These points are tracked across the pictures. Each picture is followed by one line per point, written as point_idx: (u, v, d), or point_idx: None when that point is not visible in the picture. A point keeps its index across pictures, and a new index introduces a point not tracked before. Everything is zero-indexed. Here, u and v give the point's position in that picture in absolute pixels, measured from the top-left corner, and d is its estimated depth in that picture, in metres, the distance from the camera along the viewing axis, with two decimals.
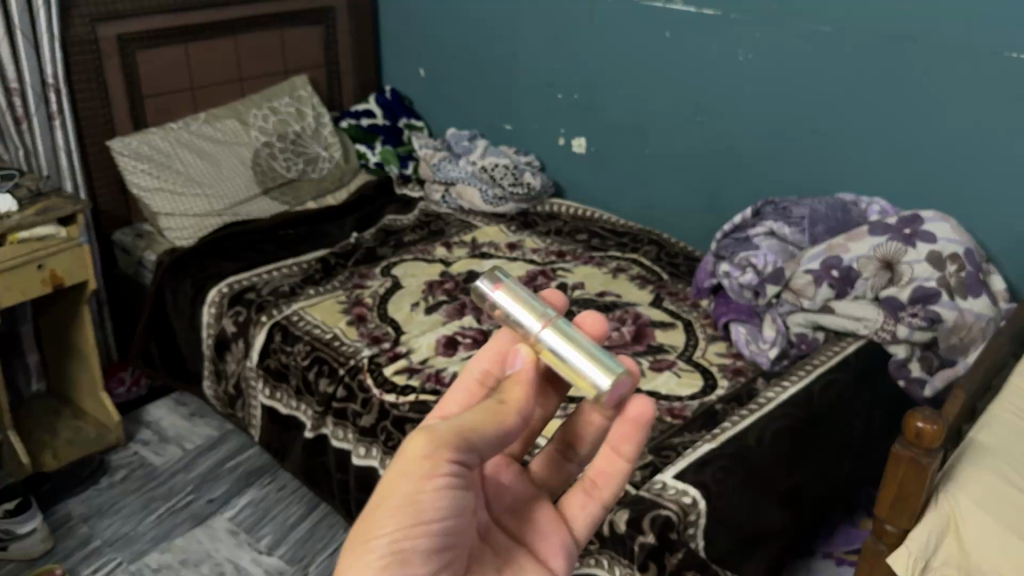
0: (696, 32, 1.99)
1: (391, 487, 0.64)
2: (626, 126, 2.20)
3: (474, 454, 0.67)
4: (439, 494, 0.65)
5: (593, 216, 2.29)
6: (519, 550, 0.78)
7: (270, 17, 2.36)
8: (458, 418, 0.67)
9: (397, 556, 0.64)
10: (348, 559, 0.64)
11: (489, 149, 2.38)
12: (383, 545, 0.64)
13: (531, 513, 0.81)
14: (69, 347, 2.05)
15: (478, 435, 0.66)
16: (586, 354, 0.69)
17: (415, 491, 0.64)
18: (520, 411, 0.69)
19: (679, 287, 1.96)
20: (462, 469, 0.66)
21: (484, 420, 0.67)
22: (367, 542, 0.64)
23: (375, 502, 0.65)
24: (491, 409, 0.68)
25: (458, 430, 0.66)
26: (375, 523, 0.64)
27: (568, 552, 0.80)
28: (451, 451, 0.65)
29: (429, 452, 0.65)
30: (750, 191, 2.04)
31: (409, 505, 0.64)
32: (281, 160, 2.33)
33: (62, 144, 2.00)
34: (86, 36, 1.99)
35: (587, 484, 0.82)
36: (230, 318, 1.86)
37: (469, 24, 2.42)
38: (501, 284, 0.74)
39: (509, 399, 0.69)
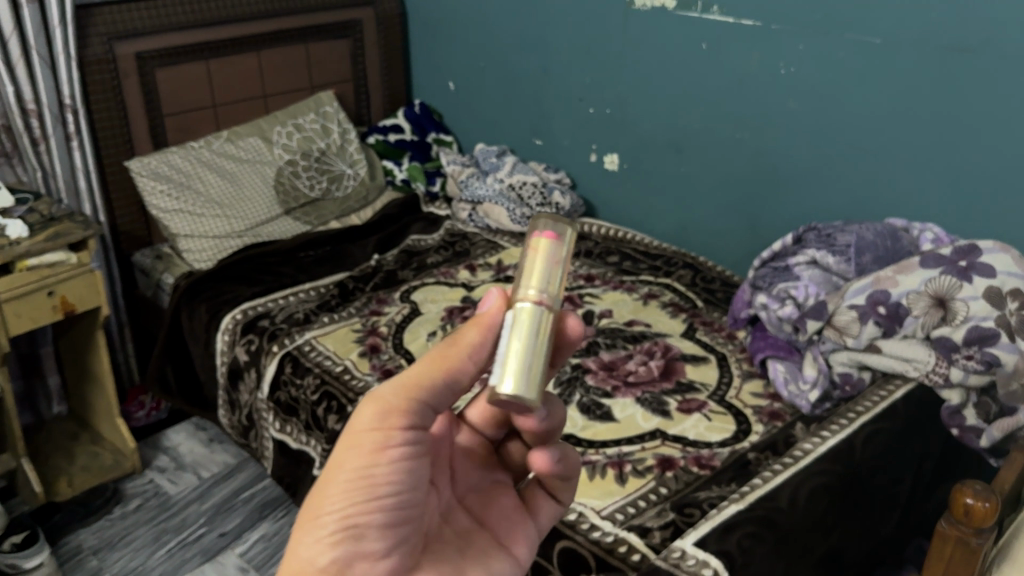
0: (733, 44, 1.86)
1: (341, 460, 0.67)
2: (660, 142, 2.08)
3: (424, 412, 0.69)
4: (393, 463, 0.68)
5: (627, 236, 2.17)
6: (480, 533, 0.79)
7: (294, 32, 2.30)
8: (402, 376, 0.69)
9: (351, 531, 0.66)
10: (299, 538, 0.67)
11: (517, 166, 2.29)
12: (333, 520, 0.66)
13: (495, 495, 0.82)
14: (87, 371, 2.02)
15: (426, 391, 0.69)
16: (522, 356, 0.59)
17: (367, 464, 0.67)
18: (472, 355, 0.68)
19: (714, 316, 1.84)
20: (412, 431, 0.69)
21: (432, 374, 0.69)
22: (318, 518, 0.66)
23: (325, 478, 0.68)
24: (437, 359, 0.69)
25: (404, 393, 0.68)
26: (325, 497, 0.67)
27: (529, 537, 0.81)
28: (400, 416, 0.68)
29: (377, 423, 0.67)
30: (792, 211, 1.90)
31: (360, 478, 0.67)
32: (305, 178, 2.27)
33: (80, 165, 1.96)
34: (104, 55, 1.95)
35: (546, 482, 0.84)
36: (242, 346, 1.80)
37: (497, 35, 2.33)
38: (551, 228, 0.64)
39: (459, 340, 0.68)
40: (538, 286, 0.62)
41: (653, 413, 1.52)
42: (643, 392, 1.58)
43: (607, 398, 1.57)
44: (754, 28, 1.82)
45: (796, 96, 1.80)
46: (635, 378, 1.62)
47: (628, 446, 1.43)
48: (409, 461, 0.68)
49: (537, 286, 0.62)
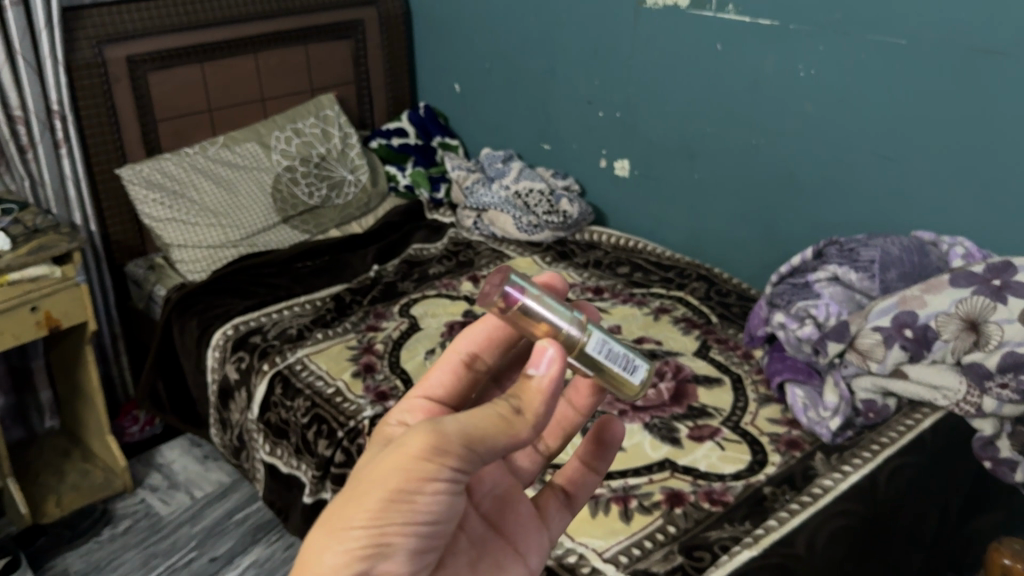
0: (749, 45, 1.76)
1: (385, 476, 0.59)
2: (673, 148, 1.98)
3: (479, 458, 0.61)
4: (435, 495, 0.60)
5: (637, 246, 2.08)
6: (495, 542, 0.75)
7: (293, 33, 2.22)
8: (466, 421, 0.61)
9: (379, 549, 0.59)
10: (321, 545, 0.59)
11: (524, 171, 2.19)
12: (363, 536, 0.58)
13: (511, 503, 0.78)
14: (77, 385, 1.95)
15: (487, 446, 0.61)
16: (625, 361, 0.68)
17: (412, 490, 0.59)
18: (533, 427, 0.64)
19: (729, 333, 1.73)
20: (462, 472, 0.61)
21: (500, 433, 0.62)
22: (349, 528, 0.58)
23: (362, 485, 0.59)
24: (505, 420, 0.63)
25: (465, 437, 0.60)
26: (357, 506, 0.59)
27: (541, 546, 0.79)
28: (457, 455, 0.60)
29: (432, 452, 0.59)
30: (812, 222, 1.80)
31: (401, 500, 0.59)
32: (304, 185, 2.19)
33: (69, 173, 1.89)
34: (93, 59, 1.87)
35: (560, 490, 0.84)
36: (232, 364, 1.72)
37: (504, 36, 2.24)
38: (522, 275, 0.68)
39: (526, 411, 0.64)
40: (565, 321, 0.66)
41: (662, 441, 1.42)
42: (652, 418, 1.48)
43: None
44: (771, 28, 1.71)
45: (816, 101, 1.70)
46: (643, 402, 1.52)
47: (634, 478, 1.33)
48: (450, 498, 0.61)
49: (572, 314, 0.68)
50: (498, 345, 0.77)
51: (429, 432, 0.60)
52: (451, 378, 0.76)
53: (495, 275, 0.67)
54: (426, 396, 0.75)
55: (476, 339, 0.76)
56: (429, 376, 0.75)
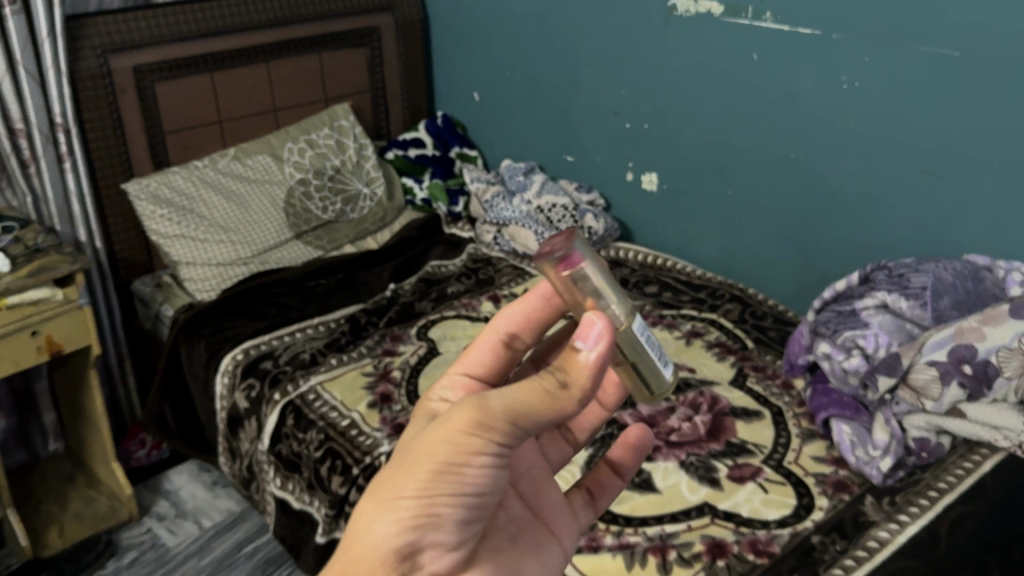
0: (788, 55, 1.66)
1: (433, 449, 0.63)
2: (703, 162, 1.88)
3: (524, 431, 0.65)
4: (483, 469, 0.64)
5: (667, 264, 1.97)
6: (532, 523, 0.78)
7: (307, 41, 2.13)
8: (512, 397, 0.66)
9: (429, 519, 0.63)
10: (373, 514, 0.63)
11: (547, 185, 2.10)
12: (414, 505, 0.63)
13: (545, 487, 0.80)
14: (82, 409, 1.87)
15: (530, 421, 0.65)
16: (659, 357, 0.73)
17: (460, 463, 0.63)
18: (577, 402, 0.68)
19: (766, 360, 1.63)
20: (508, 446, 0.65)
21: (544, 407, 0.66)
22: (399, 499, 0.63)
23: (410, 459, 0.64)
24: (548, 395, 0.67)
25: (510, 414, 0.65)
26: (408, 478, 0.63)
27: (574, 529, 0.82)
28: (501, 430, 0.64)
29: (477, 426, 0.64)
30: (853, 243, 1.70)
31: (450, 472, 0.63)
32: (317, 200, 2.10)
33: (73, 188, 1.81)
34: (98, 69, 1.80)
35: (586, 489, 0.88)
36: (242, 392, 1.63)
37: (525, 43, 2.14)
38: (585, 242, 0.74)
39: (572, 386, 0.68)
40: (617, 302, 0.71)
41: (700, 483, 1.32)
42: (688, 455, 1.38)
43: (647, 461, 1.37)
44: (812, 37, 1.61)
45: (858, 114, 1.60)
46: (678, 437, 1.42)
47: (672, 525, 1.23)
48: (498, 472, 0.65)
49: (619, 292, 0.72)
50: (535, 326, 0.83)
51: (474, 408, 0.65)
52: (490, 356, 0.81)
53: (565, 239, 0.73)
54: (466, 372, 0.81)
55: (513, 319, 0.82)
56: (470, 354, 0.81)
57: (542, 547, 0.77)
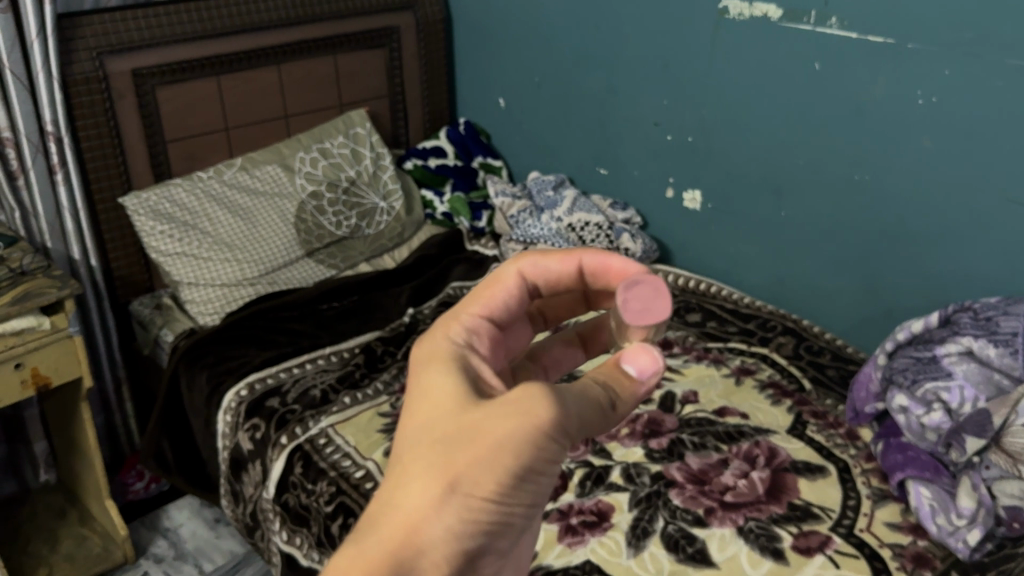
0: (854, 65, 1.49)
1: (520, 450, 0.56)
2: (754, 180, 1.72)
3: (588, 437, 0.62)
4: (551, 476, 0.60)
5: (710, 291, 1.81)
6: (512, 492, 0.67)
7: (322, 42, 1.98)
8: (586, 404, 0.61)
9: (496, 526, 0.57)
10: (443, 508, 0.55)
11: (579, 201, 1.93)
12: (490, 508, 0.56)
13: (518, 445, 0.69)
14: (74, 441, 1.73)
15: (592, 431, 0.62)
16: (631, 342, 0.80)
17: (539, 469, 0.58)
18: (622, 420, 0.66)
19: (827, 405, 1.47)
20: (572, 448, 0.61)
21: (601, 422, 0.63)
22: (474, 500, 0.55)
23: (489, 448, 0.56)
24: (604, 412, 0.63)
25: (584, 424, 0.60)
26: (488, 476, 0.56)
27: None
28: (575, 435, 0.60)
29: (562, 431, 0.58)
30: (920, 275, 1.53)
31: (527, 477, 0.57)
32: (331, 214, 1.95)
33: (66, 202, 1.67)
34: (93, 73, 1.65)
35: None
36: (245, 432, 1.48)
37: (557, 45, 1.98)
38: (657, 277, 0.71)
39: (620, 406, 0.64)
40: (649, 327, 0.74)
41: (762, 556, 1.16)
42: (747, 520, 1.22)
43: (701, 528, 1.21)
44: (884, 46, 1.44)
45: (935, 134, 1.43)
46: (733, 498, 1.26)
47: None
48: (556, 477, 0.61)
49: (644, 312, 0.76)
50: (558, 286, 0.77)
51: (559, 409, 0.58)
52: (513, 301, 0.73)
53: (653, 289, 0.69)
54: (489, 315, 0.71)
55: (545, 271, 0.75)
56: (497, 295, 0.72)
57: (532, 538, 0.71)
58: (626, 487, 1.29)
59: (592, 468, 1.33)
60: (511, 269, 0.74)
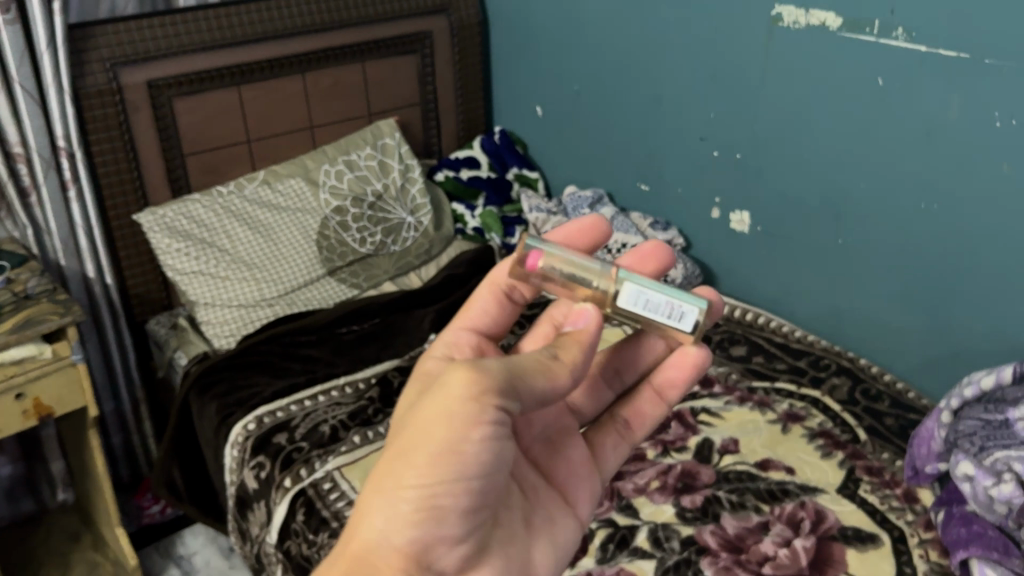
0: (922, 81, 1.33)
1: (431, 429, 0.66)
2: (808, 203, 1.57)
3: (522, 399, 0.68)
4: (480, 445, 0.67)
5: (757, 321, 1.67)
6: (547, 492, 0.82)
7: (349, 49, 1.88)
8: (511, 366, 0.68)
9: (432, 511, 0.67)
10: (381, 503, 0.68)
11: (616, 219, 1.81)
12: (419, 494, 0.67)
13: (561, 449, 0.85)
14: (86, 465, 1.68)
15: (528, 385, 0.68)
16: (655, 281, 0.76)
17: (456, 440, 0.66)
18: (572, 371, 0.72)
19: (883, 461, 1.33)
20: (505, 416, 0.67)
21: (539, 375, 0.69)
22: (400, 491, 0.67)
23: (411, 441, 0.67)
24: (544, 367, 0.70)
25: (509, 378, 0.67)
26: (410, 467, 0.67)
27: (593, 495, 0.86)
28: (497, 397, 0.66)
29: (472, 398, 0.66)
30: (993, 316, 1.37)
31: (447, 453, 0.66)
32: (355, 230, 1.86)
33: (79, 219, 1.61)
34: (107, 85, 1.58)
35: (623, 424, 0.90)
36: (251, 471, 1.40)
37: (598, 52, 1.86)
38: (544, 246, 0.79)
39: (563, 357, 0.72)
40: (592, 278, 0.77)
41: None
42: None
43: None
44: (957, 61, 1.28)
45: (1015, 159, 1.26)
46: (772, 570, 1.13)
47: None
48: (498, 447, 0.68)
49: (598, 272, 0.77)
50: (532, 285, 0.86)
51: (466, 382, 0.66)
52: (490, 308, 0.85)
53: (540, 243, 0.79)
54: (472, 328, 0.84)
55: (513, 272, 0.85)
56: (473, 308, 0.85)
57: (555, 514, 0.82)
58: (653, 553, 1.17)
59: (615, 528, 1.21)
60: (484, 285, 0.86)
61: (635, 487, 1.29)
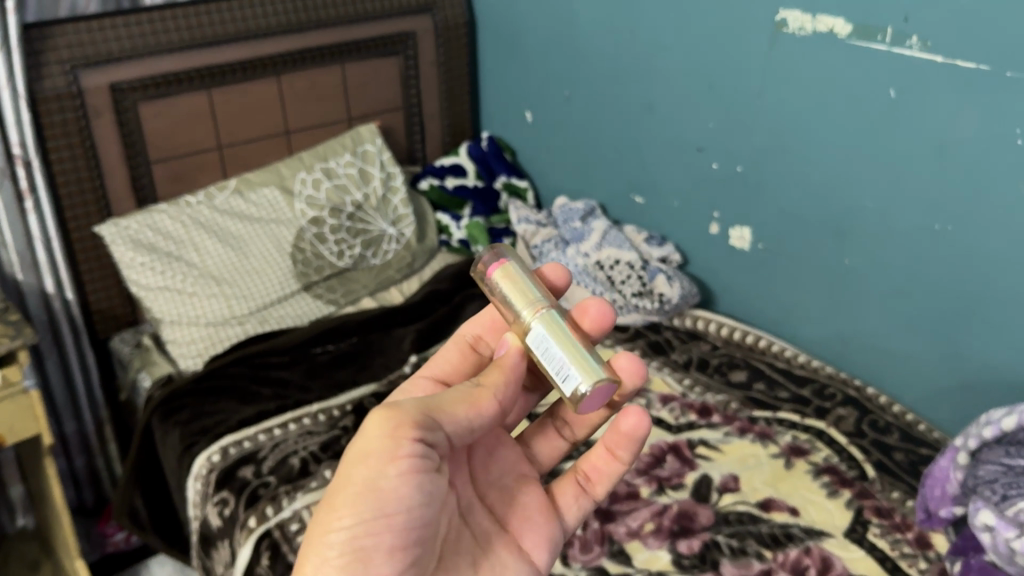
0: (936, 95, 1.24)
1: (352, 472, 0.70)
2: (813, 221, 1.48)
3: (440, 431, 0.72)
4: (397, 480, 0.70)
5: (758, 344, 1.58)
6: (500, 536, 0.84)
7: (328, 51, 1.78)
8: (429, 402, 0.73)
9: (358, 553, 0.70)
10: (311, 552, 0.71)
11: (609, 234, 1.70)
12: (344, 537, 0.70)
13: (517, 496, 0.87)
14: (44, 493, 1.58)
15: (447, 415, 0.73)
16: (567, 337, 0.76)
17: (374, 477, 0.69)
18: (496, 399, 0.76)
19: (893, 501, 1.24)
20: (422, 449, 0.71)
21: (457, 409, 0.73)
22: (327, 536, 0.71)
23: (338, 487, 0.71)
24: (464, 399, 0.74)
25: (423, 412, 0.71)
26: (335, 513, 0.71)
27: (552, 541, 0.87)
28: (411, 430, 0.70)
29: (388, 433, 0.69)
30: (1010, 347, 1.28)
31: (367, 491, 0.70)
32: (332, 242, 1.75)
33: (37, 231, 1.50)
34: (67, 88, 1.47)
35: (581, 477, 0.91)
36: (214, 507, 1.30)
37: (591, 56, 1.76)
38: (507, 261, 0.83)
39: (486, 382, 0.77)
40: (521, 304, 0.79)
41: None
42: None
43: None
44: (976, 74, 1.19)
45: None
46: None
47: None
48: (420, 483, 0.71)
49: (531, 301, 0.79)
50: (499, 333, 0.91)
51: (380, 420, 0.70)
52: (455, 356, 0.88)
53: (506, 256, 0.84)
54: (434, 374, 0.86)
55: (480, 324, 0.91)
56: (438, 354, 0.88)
57: (505, 561, 0.83)
58: None
59: None
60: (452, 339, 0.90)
61: (628, 530, 1.19)
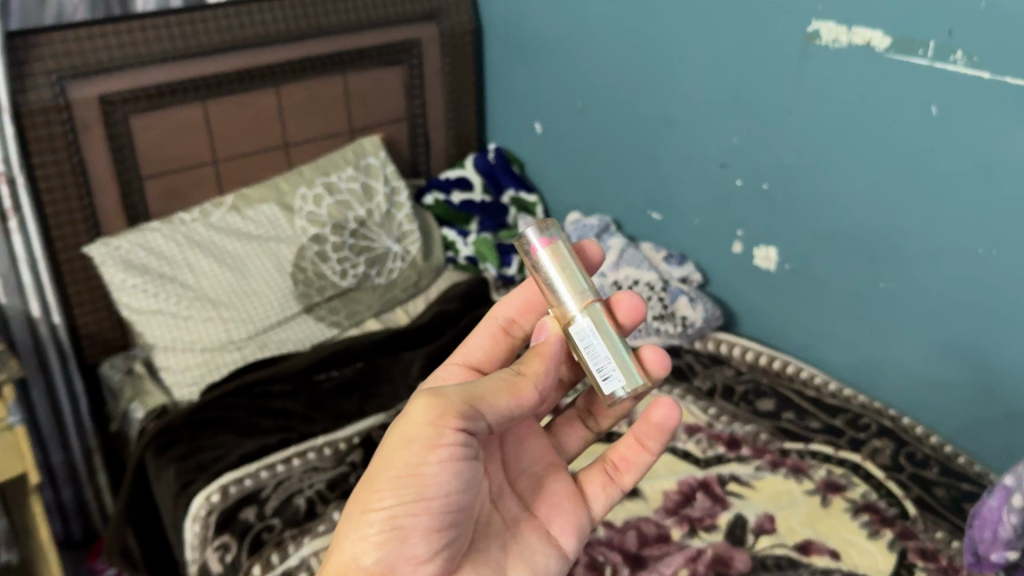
0: (982, 110, 1.17)
1: (394, 454, 0.67)
2: (843, 241, 1.41)
3: (484, 420, 0.69)
4: (438, 466, 0.67)
5: (785, 370, 1.51)
6: (529, 521, 0.80)
7: (329, 59, 1.70)
8: (474, 389, 0.69)
9: (395, 534, 0.67)
10: (349, 529, 0.69)
11: (626, 252, 1.63)
12: (382, 518, 0.67)
13: (545, 483, 0.83)
14: (29, 529, 1.48)
15: (489, 404, 0.69)
16: (613, 338, 0.75)
17: (416, 462, 0.66)
18: (537, 387, 0.72)
19: (939, 543, 1.17)
20: (466, 436, 0.68)
21: (499, 396, 0.70)
22: (365, 515, 0.68)
23: (377, 466, 0.68)
24: (506, 386, 0.71)
25: (466, 400, 0.68)
26: (375, 493, 0.68)
27: (580, 529, 0.82)
28: (456, 419, 0.67)
29: (432, 421, 0.66)
30: None
31: (408, 476, 0.67)
32: (333, 261, 1.66)
33: (21, 252, 1.41)
34: (53, 100, 1.38)
35: (608, 466, 0.85)
36: (213, 552, 1.20)
37: (604, 65, 1.68)
38: (556, 238, 0.77)
39: (526, 371, 0.73)
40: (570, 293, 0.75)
41: None
42: None
43: None
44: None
45: None
46: None
47: None
48: (462, 469, 0.68)
49: (581, 292, 0.75)
50: (533, 312, 0.86)
51: (424, 405, 0.67)
52: (485, 342, 0.84)
53: (554, 230, 0.77)
54: (465, 361, 0.84)
55: (512, 305, 0.85)
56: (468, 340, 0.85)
57: (534, 546, 0.79)
58: None
59: None
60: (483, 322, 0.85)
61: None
